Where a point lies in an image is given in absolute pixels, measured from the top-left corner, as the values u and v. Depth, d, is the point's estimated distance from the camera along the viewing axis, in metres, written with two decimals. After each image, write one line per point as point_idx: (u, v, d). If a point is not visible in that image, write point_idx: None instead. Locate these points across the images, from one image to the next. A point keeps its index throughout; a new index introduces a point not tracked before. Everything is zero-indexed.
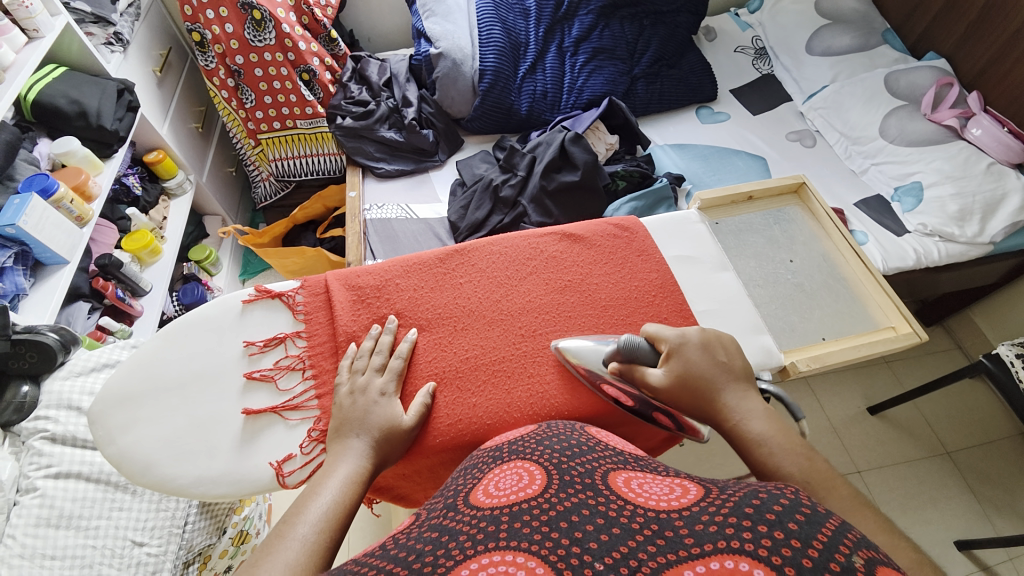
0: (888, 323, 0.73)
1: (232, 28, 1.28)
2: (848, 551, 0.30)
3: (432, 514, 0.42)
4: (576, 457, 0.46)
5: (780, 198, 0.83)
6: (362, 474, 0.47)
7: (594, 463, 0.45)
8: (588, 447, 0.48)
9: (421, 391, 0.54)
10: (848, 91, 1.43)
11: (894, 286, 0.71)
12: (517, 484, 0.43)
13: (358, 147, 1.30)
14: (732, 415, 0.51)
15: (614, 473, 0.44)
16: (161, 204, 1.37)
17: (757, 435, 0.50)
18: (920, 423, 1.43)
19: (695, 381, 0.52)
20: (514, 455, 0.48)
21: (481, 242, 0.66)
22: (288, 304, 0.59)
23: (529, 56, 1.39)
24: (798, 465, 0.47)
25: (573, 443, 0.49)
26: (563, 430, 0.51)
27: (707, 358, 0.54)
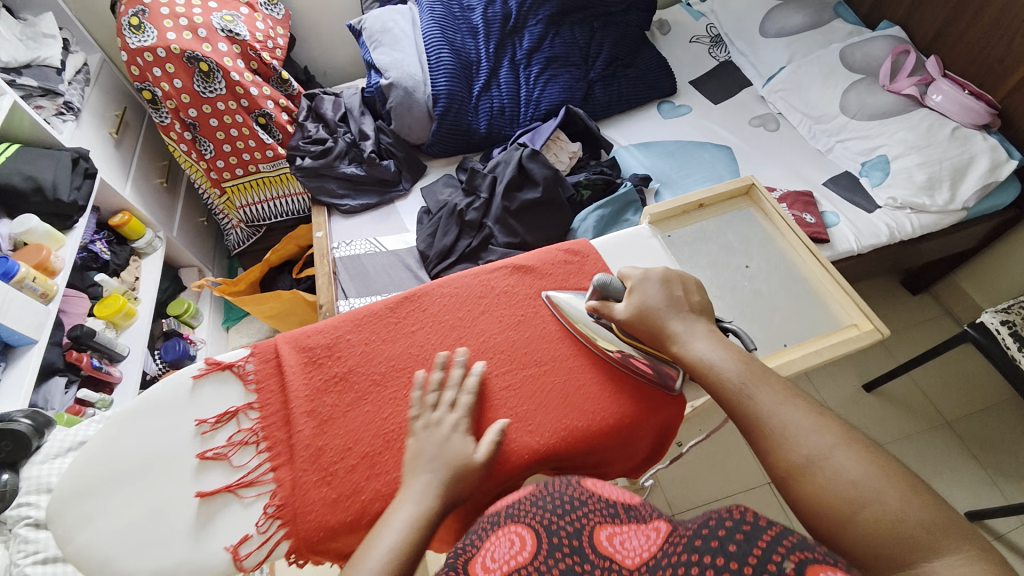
0: (851, 320, 0.72)
1: (181, 82, 1.27)
2: (781, 557, 0.37)
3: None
4: (564, 514, 0.46)
5: (732, 202, 0.82)
6: (415, 528, 0.45)
7: (584, 522, 0.45)
8: (575, 499, 0.48)
9: (493, 428, 0.53)
10: (806, 70, 1.43)
11: (851, 282, 0.71)
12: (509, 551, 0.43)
13: (321, 186, 1.29)
14: (681, 340, 0.57)
15: (599, 528, 0.45)
16: (132, 265, 1.36)
17: (699, 358, 0.55)
18: (916, 394, 1.42)
19: (651, 310, 0.58)
20: (508, 519, 0.46)
21: (431, 284, 0.65)
22: (239, 374, 0.58)
23: (482, 74, 1.38)
24: (740, 374, 0.54)
25: (561, 497, 0.48)
26: (558, 487, 0.49)
27: (666, 291, 0.60)
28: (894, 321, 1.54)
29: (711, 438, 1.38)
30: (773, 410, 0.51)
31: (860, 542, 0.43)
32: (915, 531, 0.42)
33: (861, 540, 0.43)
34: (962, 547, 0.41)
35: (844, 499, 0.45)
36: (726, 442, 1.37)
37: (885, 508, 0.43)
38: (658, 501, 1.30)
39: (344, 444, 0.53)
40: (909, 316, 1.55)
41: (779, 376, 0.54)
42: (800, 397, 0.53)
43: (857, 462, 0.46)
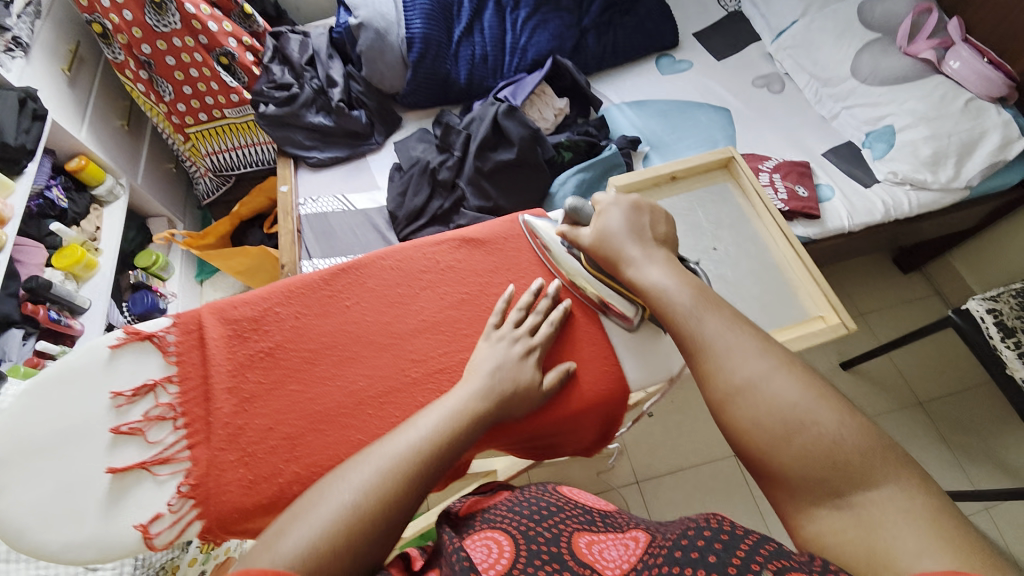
0: (818, 312, 0.68)
1: (131, 15, 1.15)
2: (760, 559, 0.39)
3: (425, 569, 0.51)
4: (544, 522, 0.57)
5: (708, 175, 0.77)
6: (440, 434, 0.46)
7: (560, 528, 0.56)
8: (555, 509, 0.60)
9: (561, 365, 0.56)
10: (819, 26, 1.30)
11: (823, 273, 0.66)
12: (489, 555, 0.52)
13: (286, 136, 1.20)
14: (635, 267, 0.55)
15: (579, 535, 0.56)
16: (92, 214, 1.30)
17: (652, 284, 0.54)
18: (894, 374, 1.41)
19: (610, 234, 0.57)
20: (487, 524, 0.58)
21: (372, 255, 0.60)
22: (158, 345, 0.54)
23: (463, 16, 1.26)
24: (688, 302, 0.52)
25: (546, 507, 0.60)
26: (536, 496, 0.63)
27: (632, 217, 0.58)
28: (882, 300, 1.51)
29: (682, 410, 1.38)
30: (717, 340, 0.50)
31: (793, 469, 0.43)
32: (849, 455, 0.42)
33: (796, 464, 0.43)
34: (895, 473, 0.41)
35: (783, 422, 0.45)
36: (697, 415, 1.37)
37: (821, 433, 0.43)
38: (624, 469, 1.31)
39: (266, 425, 0.50)
40: (898, 296, 1.51)
41: (728, 305, 0.53)
42: (746, 324, 0.52)
43: (798, 390, 0.46)
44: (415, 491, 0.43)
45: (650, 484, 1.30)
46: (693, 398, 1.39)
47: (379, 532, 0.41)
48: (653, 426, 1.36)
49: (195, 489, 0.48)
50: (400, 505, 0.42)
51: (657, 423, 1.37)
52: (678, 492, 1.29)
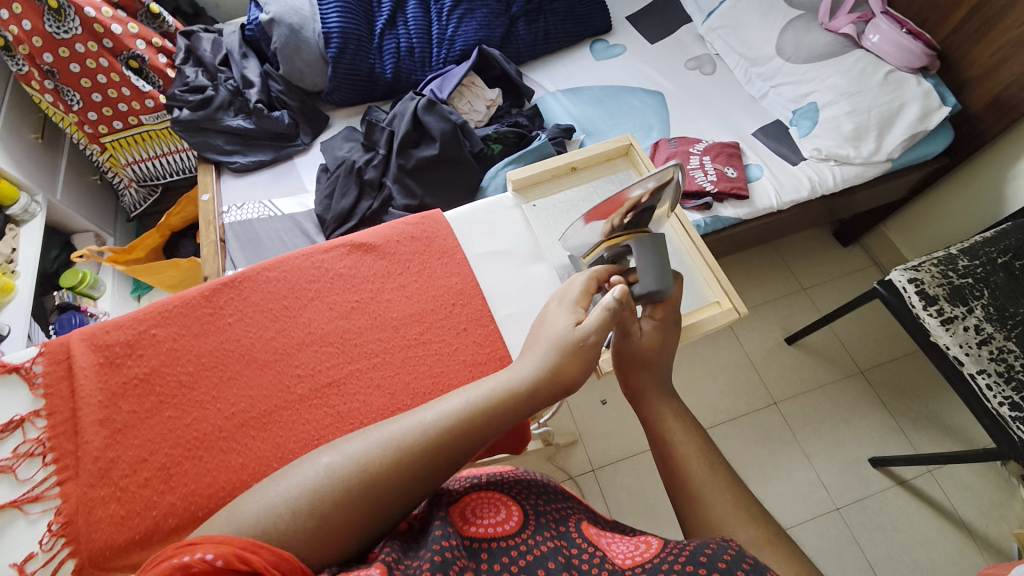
0: (714, 297, 0.68)
1: (30, 24, 1.09)
2: None
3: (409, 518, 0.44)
4: (549, 500, 0.48)
5: (609, 163, 0.68)
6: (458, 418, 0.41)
7: (568, 510, 0.47)
8: (560, 494, 0.50)
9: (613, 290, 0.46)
10: (746, 5, 1.30)
11: (713, 257, 0.67)
12: (497, 515, 0.45)
13: (205, 142, 1.16)
14: (657, 409, 0.51)
15: (585, 523, 0.46)
16: (8, 234, 1.23)
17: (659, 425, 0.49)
18: (835, 345, 1.45)
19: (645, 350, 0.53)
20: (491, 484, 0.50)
21: (258, 267, 0.58)
22: (25, 378, 0.50)
23: (385, 8, 1.22)
24: (701, 462, 0.46)
25: (549, 488, 0.50)
26: (539, 475, 0.53)
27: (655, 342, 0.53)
28: (823, 273, 1.54)
29: None
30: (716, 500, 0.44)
31: None
32: None
33: None
34: None
35: None
36: None
37: None
38: (580, 458, 1.32)
39: (140, 455, 0.48)
40: (838, 269, 1.55)
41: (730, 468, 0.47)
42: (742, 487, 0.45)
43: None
44: (410, 486, 0.38)
45: (606, 471, 1.31)
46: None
47: (339, 508, 0.36)
48: (607, 413, 1.37)
49: (65, 526, 0.46)
50: (347, 521, 0.36)
51: (611, 410, 1.38)
52: (632, 476, 1.30)
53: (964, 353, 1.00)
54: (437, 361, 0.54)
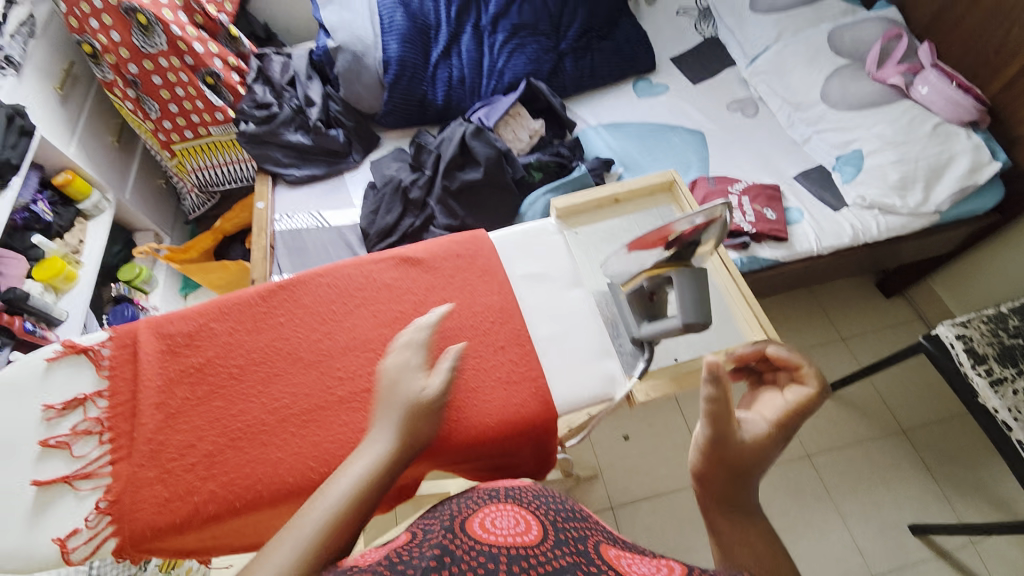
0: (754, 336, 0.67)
1: (118, 36, 1.19)
2: None
3: (428, 534, 0.45)
4: (568, 521, 0.50)
5: (652, 198, 0.69)
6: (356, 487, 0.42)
7: (587, 531, 0.48)
8: (581, 517, 0.52)
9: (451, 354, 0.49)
10: (791, 52, 1.33)
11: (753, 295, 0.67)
12: (516, 526, 0.46)
13: (265, 154, 1.23)
14: (731, 533, 0.49)
15: (604, 546, 0.47)
16: (78, 227, 1.33)
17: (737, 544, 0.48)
18: (875, 399, 1.38)
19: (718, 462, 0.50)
20: (510, 499, 0.52)
21: (312, 273, 0.61)
22: (92, 359, 0.54)
23: (441, 40, 1.30)
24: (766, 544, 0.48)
25: (568, 510, 0.52)
26: (557, 498, 0.55)
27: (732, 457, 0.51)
28: (863, 323, 1.49)
29: (658, 434, 1.36)
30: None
31: None
32: None
33: None
34: None
35: None
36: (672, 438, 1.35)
37: None
38: (598, 493, 1.29)
39: (187, 442, 0.50)
40: (880, 320, 1.50)
41: None
42: None
43: None
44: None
45: (624, 509, 1.27)
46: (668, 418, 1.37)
47: None
48: (629, 448, 1.34)
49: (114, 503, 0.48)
50: None
51: (633, 446, 1.34)
52: (652, 517, 1.26)
53: (1014, 418, 0.94)
54: (472, 376, 0.55)
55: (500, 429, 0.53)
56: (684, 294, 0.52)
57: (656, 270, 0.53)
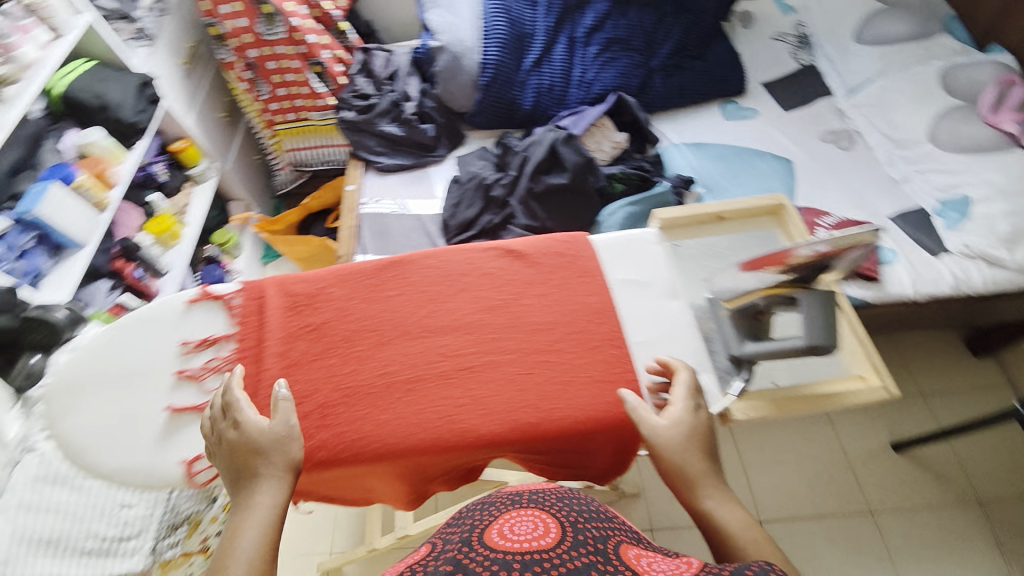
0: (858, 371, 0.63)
1: (245, 22, 1.30)
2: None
3: (448, 547, 0.51)
4: (591, 520, 0.53)
5: (755, 220, 0.69)
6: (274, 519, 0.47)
7: (607, 531, 0.52)
8: (604, 516, 0.55)
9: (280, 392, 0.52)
10: (896, 88, 1.27)
11: (861, 327, 0.63)
12: (534, 531, 0.51)
13: (360, 141, 1.31)
14: (711, 503, 0.50)
15: (625, 546, 0.51)
16: (185, 190, 1.45)
17: (725, 524, 0.48)
18: (952, 464, 1.28)
19: (682, 448, 0.51)
20: (532, 503, 0.56)
21: (421, 253, 0.65)
22: (226, 306, 0.61)
23: (535, 48, 1.33)
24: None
25: (592, 511, 0.55)
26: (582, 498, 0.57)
27: (688, 449, 0.51)
28: (943, 380, 1.40)
29: None
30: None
31: None
32: None
33: None
34: None
35: None
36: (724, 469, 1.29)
37: None
38: (639, 513, 1.26)
39: (305, 390, 0.56)
40: (965, 380, 1.39)
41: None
42: None
43: None
44: None
45: (665, 535, 1.24)
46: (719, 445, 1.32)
47: None
48: None
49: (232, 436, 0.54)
50: None
51: None
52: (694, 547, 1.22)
53: None
54: (567, 370, 0.56)
55: (589, 424, 0.54)
56: (811, 316, 0.54)
57: (773, 289, 0.55)
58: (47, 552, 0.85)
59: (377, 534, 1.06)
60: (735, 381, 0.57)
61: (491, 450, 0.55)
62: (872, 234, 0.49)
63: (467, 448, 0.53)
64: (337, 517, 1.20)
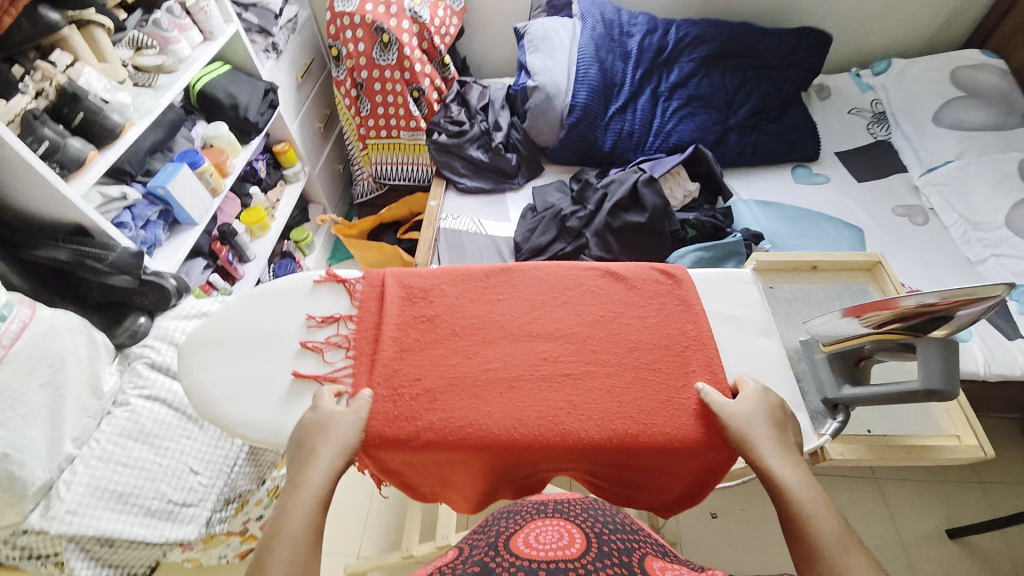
0: (955, 432, 0.77)
1: (363, 47, 1.44)
2: None
3: (474, 552, 0.50)
4: (615, 534, 0.52)
5: (850, 273, 0.82)
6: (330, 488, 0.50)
7: (632, 544, 0.50)
8: (630, 529, 0.54)
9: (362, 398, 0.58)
10: (976, 171, 1.29)
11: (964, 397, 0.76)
12: (558, 541, 0.49)
13: (447, 162, 1.42)
14: (772, 459, 0.53)
15: (650, 559, 0.49)
16: (277, 187, 1.58)
17: (786, 481, 0.51)
18: (1012, 562, 1.20)
19: (748, 419, 0.56)
20: (556, 513, 0.57)
21: (528, 265, 0.70)
22: (348, 290, 0.67)
23: (621, 97, 1.42)
24: (834, 534, 0.46)
25: (617, 523, 0.55)
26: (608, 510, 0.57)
27: (751, 420, 0.56)
28: (1007, 472, 1.32)
29: (752, 524, 1.21)
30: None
31: None
32: None
33: None
34: None
35: None
36: (769, 533, 1.20)
37: None
38: None
39: (415, 375, 0.60)
40: None
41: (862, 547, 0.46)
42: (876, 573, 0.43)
43: None
44: None
45: None
46: (762, 497, 1.24)
47: None
48: (716, 529, 1.21)
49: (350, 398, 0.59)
50: None
51: (720, 527, 1.21)
52: None
53: None
54: (661, 389, 0.60)
55: (681, 445, 0.57)
56: (929, 362, 0.56)
57: (881, 333, 0.59)
58: (117, 506, 0.82)
59: (414, 539, 1.04)
60: (829, 422, 0.65)
61: (582, 455, 0.59)
62: (1003, 288, 0.49)
63: (563, 448, 0.57)
64: (369, 517, 1.20)
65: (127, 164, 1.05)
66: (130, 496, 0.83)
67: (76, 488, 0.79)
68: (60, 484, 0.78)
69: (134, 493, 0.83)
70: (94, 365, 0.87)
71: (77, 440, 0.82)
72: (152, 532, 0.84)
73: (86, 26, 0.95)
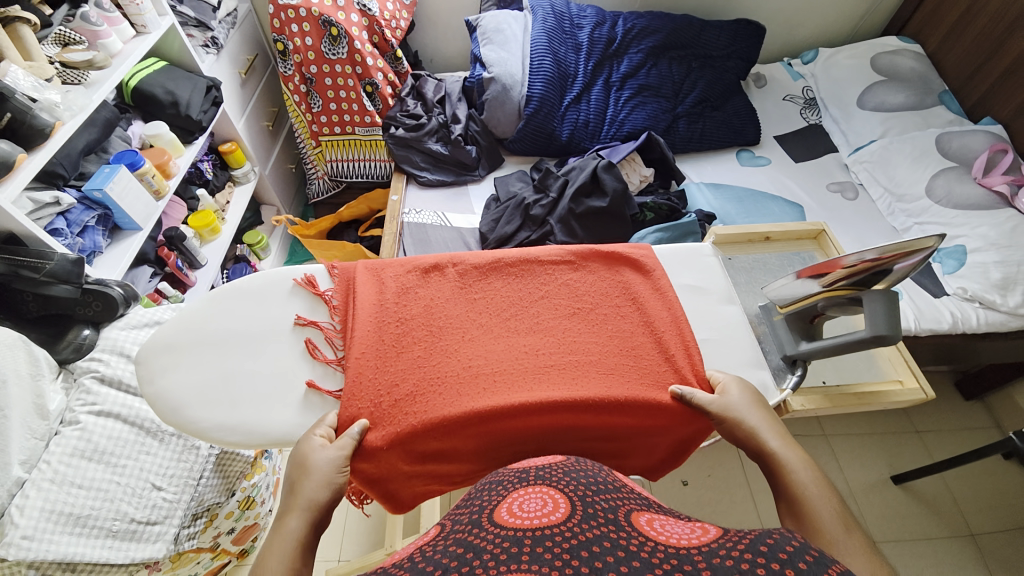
0: (897, 376, 0.86)
1: (311, 41, 1.38)
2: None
3: (457, 529, 0.48)
4: (599, 493, 0.52)
5: (799, 242, 0.91)
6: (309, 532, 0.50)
7: (617, 501, 0.50)
8: (614, 487, 0.54)
9: (353, 426, 0.58)
10: (897, 148, 1.41)
11: (903, 344, 0.85)
12: (542, 509, 0.48)
13: (406, 156, 1.40)
14: (778, 445, 0.57)
15: (635, 513, 0.49)
16: (226, 189, 1.50)
17: (789, 465, 0.55)
18: (947, 499, 1.33)
19: (749, 403, 0.61)
20: (538, 480, 0.55)
21: (499, 262, 0.73)
22: (326, 302, 0.67)
23: (576, 87, 1.45)
24: (834, 515, 0.49)
25: (600, 482, 0.54)
26: (590, 466, 0.57)
27: (752, 412, 0.60)
28: (936, 420, 1.47)
29: (719, 488, 1.28)
30: (845, 549, 0.46)
31: None
32: None
33: None
34: None
35: None
36: (734, 494, 1.27)
37: None
38: None
39: (393, 380, 0.62)
40: (957, 422, 1.46)
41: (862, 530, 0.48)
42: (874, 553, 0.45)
43: None
44: None
45: None
46: (725, 460, 1.31)
47: None
48: (686, 495, 1.27)
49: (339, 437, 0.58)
50: None
51: (690, 494, 1.28)
52: None
53: None
54: (645, 373, 0.65)
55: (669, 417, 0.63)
56: (874, 311, 0.62)
57: (832, 291, 0.66)
58: (74, 530, 0.76)
59: (397, 536, 1.04)
60: (789, 376, 0.72)
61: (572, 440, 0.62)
62: (932, 240, 0.56)
63: None
64: (345, 518, 1.18)
65: (59, 166, 0.96)
66: (87, 518, 0.77)
67: (30, 513, 0.73)
68: (12, 509, 0.73)
69: (90, 516, 0.78)
70: (36, 382, 0.82)
71: (26, 463, 0.77)
72: (115, 554, 0.79)
73: (10, 23, 0.89)
